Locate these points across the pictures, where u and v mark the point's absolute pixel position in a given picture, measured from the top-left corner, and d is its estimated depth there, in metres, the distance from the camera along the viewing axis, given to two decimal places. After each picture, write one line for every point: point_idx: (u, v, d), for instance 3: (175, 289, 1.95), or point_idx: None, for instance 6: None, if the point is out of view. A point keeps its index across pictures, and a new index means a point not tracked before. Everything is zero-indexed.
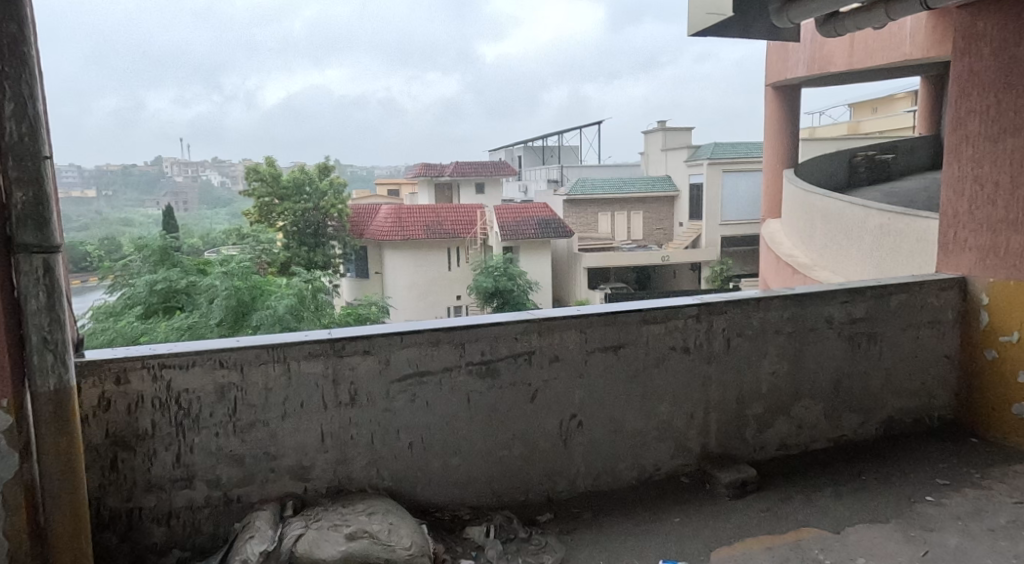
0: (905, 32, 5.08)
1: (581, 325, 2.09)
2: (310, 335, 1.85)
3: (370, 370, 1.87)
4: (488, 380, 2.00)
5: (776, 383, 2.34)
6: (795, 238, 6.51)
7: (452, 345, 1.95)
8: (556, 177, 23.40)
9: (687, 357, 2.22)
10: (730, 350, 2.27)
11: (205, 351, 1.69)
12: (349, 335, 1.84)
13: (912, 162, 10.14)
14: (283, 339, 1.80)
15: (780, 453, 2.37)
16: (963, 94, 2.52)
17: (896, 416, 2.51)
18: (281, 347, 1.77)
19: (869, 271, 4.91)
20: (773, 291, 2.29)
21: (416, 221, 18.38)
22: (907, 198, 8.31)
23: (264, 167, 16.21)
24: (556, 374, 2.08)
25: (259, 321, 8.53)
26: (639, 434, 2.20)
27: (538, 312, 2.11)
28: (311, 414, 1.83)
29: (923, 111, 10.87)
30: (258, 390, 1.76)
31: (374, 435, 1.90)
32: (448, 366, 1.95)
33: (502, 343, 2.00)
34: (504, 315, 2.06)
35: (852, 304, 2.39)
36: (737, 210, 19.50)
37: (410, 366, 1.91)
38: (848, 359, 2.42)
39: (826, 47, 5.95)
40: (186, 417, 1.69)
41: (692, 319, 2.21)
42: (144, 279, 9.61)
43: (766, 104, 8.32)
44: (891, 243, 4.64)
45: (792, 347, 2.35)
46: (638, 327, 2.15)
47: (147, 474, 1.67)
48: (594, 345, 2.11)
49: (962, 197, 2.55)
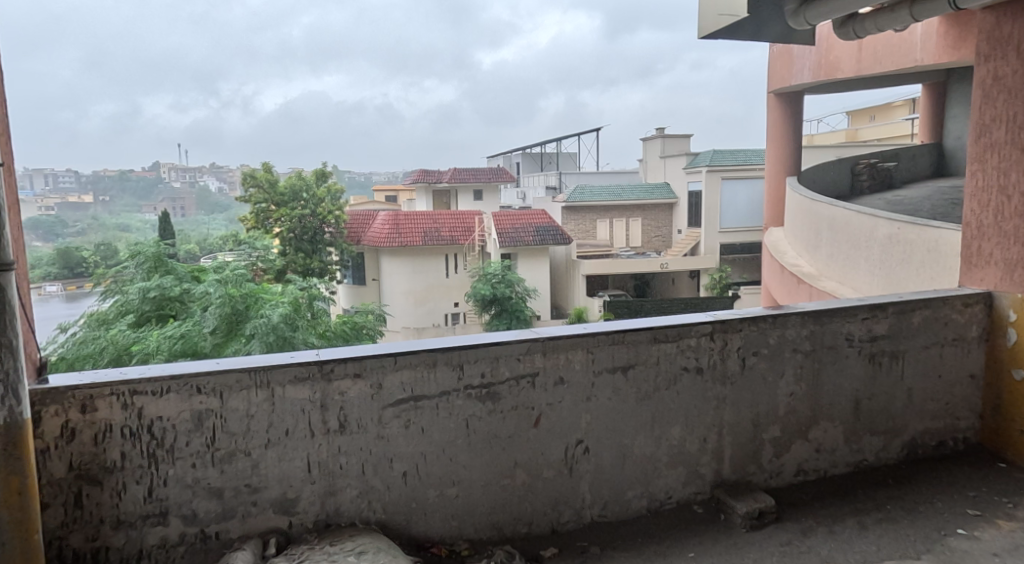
0: (916, 38, 5.02)
1: (588, 344, 1.95)
2: (295, 357, 1.71)
3: (360, 395, 1.73)
4: (488, 404, 1.87)
5: (794, 405, 2.21)
6: (799, 247, 6.39)
7: (449, 367, 1.81)
8: (554, 184, 23.31)
9: (701, 378, 2.09)
10: (746, 370, 2.14)
11: (180, 376, 1.56)
12: (338, 357, 1.71)
13: (916, 170, 10.04)
14: (268, 361, 1.66)
15: (798, 480, 2.24)
16: (988, 100, 2.40)
17: (919, 439, 2.38)
18: (263, 371, 1.64)
19: (878, 282, 4.78)
20: (791, 307, 2.16)
21: (414, 227, 18.25)
22: (910, 206, 8.21)
23: (261, 173, 16.06)
24: (560, 398, 1.94)
25: (253, 330, 8.36)
26: (648, 460, 2.07)
27: (541, 330, 1.98)
28: (298, 442, 1.69)
29: (924, 118, 10.79)
30: (238, 416, 1.62)
31: (365, 464, 1.76)
32: (446, 390, 1.82)
33: (503, 364, 1.87)
34: (505, 334, 1.93)
35: (873, 320, 2.25)
36: (736, 217, 19.43)
37: (404, 390, 1.77)
38: (868, 379, 2.29)
39: (831, 53, 5.86)
40: (159, 447, 1.55)
41: (705, 338, 2.08)
42: (137, 287, 9.48)
43: (769, 110, 8.22)
44: (901, 254, 4.49)
45: (811, 367, 2.21)
46: (648, 346, 2.02)
47: (115, 511, 1.53)
48: (602, 366, 1.98)
49: (987, 207, 2.42)
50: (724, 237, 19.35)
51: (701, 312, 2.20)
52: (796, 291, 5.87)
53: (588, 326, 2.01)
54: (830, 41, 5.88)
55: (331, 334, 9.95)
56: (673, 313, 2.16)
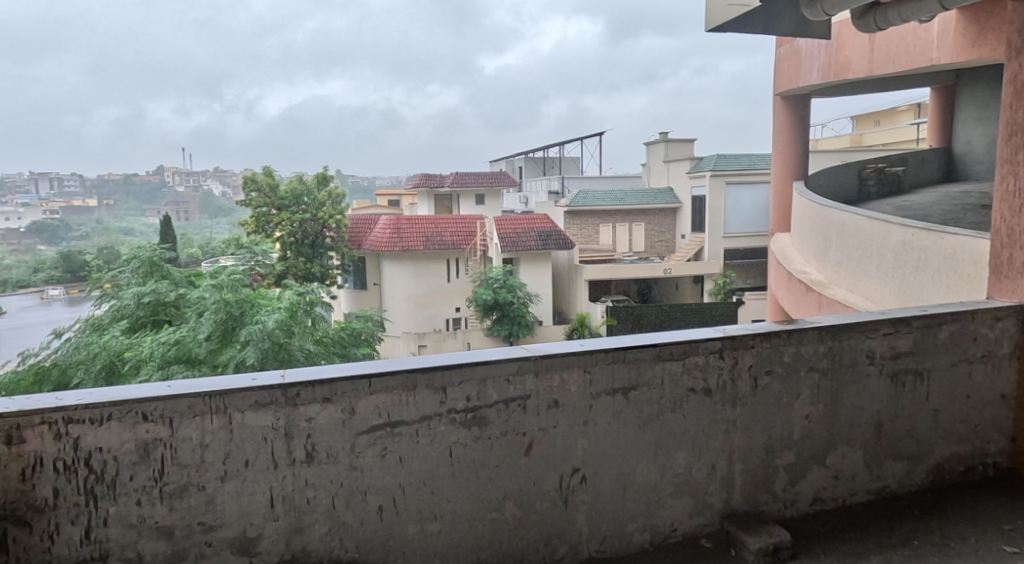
0: (932, 36, 4.86)
1: (585, 364, 1.78)
2: (257, 379, 1.54)
3: (330, 422, 1.56)
4: (474, 431, 1.69)
5: (810, 429, 2.03)
6: (806, 253, 6.20)
7: (431, 390, 1.64)
8: (557, 188, 23.15)
9: (708, 400, 1.91)
10: (758, 390, 1.96)
11: (123, 402, 1.38)
12: (304, 379, 1.53)
13: (924, 174, 9.85)
14: (226, 384, 1.49)
15: (814, 509, 2.05)
16: (1020, 97, 2.23)
17: (946, 464, 2.19)
18: (220, 396, 1.46)
19: (890, 290, 4.59)
20: (808, 321, 1.98)
21: (415, 232, 18.03)
22: (919, 212, 8.04)
23: (262, 176, 15.90)
24: (554, 423, 1.77)
25: (248, 337, 8.12)
26: (652, 489, 1.88)
27: (533, 347, 1.81)
28: (258, 475, 1.51)
29: (933, 122, 10.61)
30: (190, 446, 1.45)
31: (335, 498, 1.58)
32: (427, 415, 1.64)
33: (492, 386, 1.70)
34: (492, 352, 1.75)
35: (898, 336, 2.07)
36: (740, 223, 19.31)
37: (380, 415, 1.60)
38: (891, 400, 2.10)
39: (841, 54, 5.68)
40: (99, 483, 1.38)
41: (714, 355, 1.90)
42: (131, 291, 9.27)
43: (775, 113, 8.03)
44: (915, 261, 4.30)
45: (829, 387, 2.03)
46: (652, 365, 1.84)
47: (47, 555, 1.36)
48: (600, 388, 1.80)
49: (1020, 213, 2.24)
50: (730, 241, 19.29)
51: (709, 326, 2.03)
52: (804, 300, 5.65)
53: (586, 344, 1.84)
54: (840, 41, 5.72)
55: (329, 341, 9.78)
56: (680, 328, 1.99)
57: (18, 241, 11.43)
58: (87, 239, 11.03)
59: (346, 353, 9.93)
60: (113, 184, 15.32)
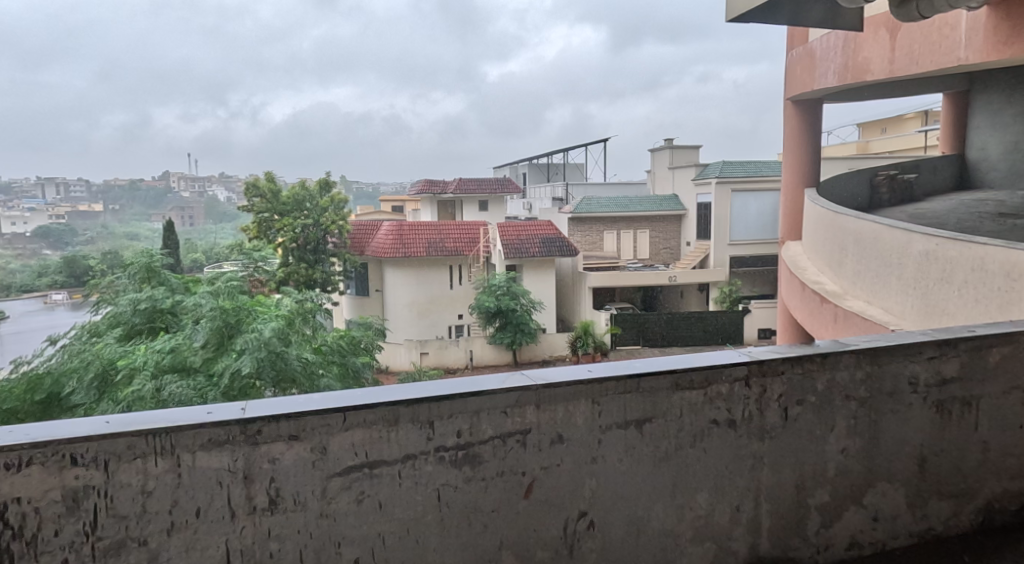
0: (959, 35, 4.62)
1: (594, 394, 1.56)
2: (213, 413, 1.32)
3: (297, 462, 1.34)
4: (465, 471, 1.47)
5: (847, 465, 1.80)
6: (821, 262, 5.97)
7: (415, 425, 1.42)
8: (561, 195, 22.97)
9: (733, 433, 1.70)
10: (788, 423, 1.74)
11: (49, 442, 1.17)
12: (266, 414, 1.31)
13: (937, 182, 9.61)
14: (177, 419, 1.28)
15: (850, 555, 1.83)
16: None
17: (995, 503, 1.97)
18: (165, 434, 1.24)
19: (911, 302, 4.35)
20: (845, 344, 1.76)
21: (418, 238, 17.86)
22: (934, 220, 7.79)
23: (263, 182, 15.71)
24: (558, 461, 1.55)
25: (243, 346, 7.90)
26: (668, 534, 1.66)
27: (534, 374, 1.59)
28: (213, 527, 1.29)
29: (945, 129, 10.39)
30: (129, 494, 1.23)
31: (304, 550, 1.36)
32: (411, 454, 1.43)
33: (486, 419, 1.48)
34: (487, 380, 1.53)
35: (944, 360, 1.84)
36: (746, 231, 19.11)
37: (357, 454, 1.38)
38: (936, 432, 1.87)
39: (861, 54, 5.44)
40: (18, 539, 1.17)
41: (740, 383, 1.68)
42: (128, 298, 9.13)
43: (786, 118, 7.82)
44: (938, 273, 4.07)
45: (867, 419, 1.80)
46: (669, 394, 1.63)
47: None
48: (611, 421, 1.58)
49: None
50: (735, 249, 19.11)
51: (732, 347, 1.81)
52: (817, 311, 5.42)
53: (595, 369, 1.62)
54: (858, 42, 5.50)
55: (328, 349, 9.57)
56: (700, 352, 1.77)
57: (23, 245, 11.26)
58: (91, 244, 10.81)
59: (345, 362, 9.71)
60: (117, 189, 15.11)
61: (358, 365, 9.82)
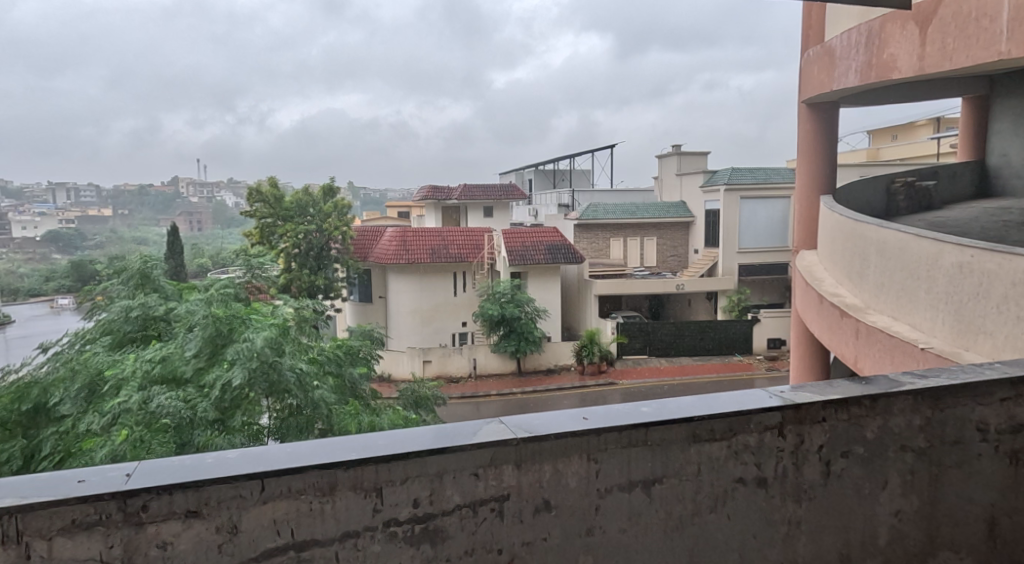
0: (1001, 24, 3.62)
1: (590, 448, 1.34)
2: (99, 478, 1.17)
3: (198, 544, 1.18)
4: (424, 549, 1.28)
5: (901, 532, 1.51)
6: (839, 272, 5.60)
7: (355, 494, 1.23)
8: (567, 201, 22.69)
9: (762, 494, 1.42)
10: (831, 479, 1.46)
11: None
12: (158, 484, 1.15)
13: (956, 189, 9.21)
14: (49, 492, 1.12)
15: None
16: None
17: None
18: (26, 517, 1.10)
19: (943, 320, 3.98)
20: (903, 384, 1.47)
21: (423, 244, 17.47)
22: (956, 228, 7.42)
23: (266, 187, 15.50)
24: (546, 532, 1.33)
25: (235, 356, 7.56)
26: None
27: (509, 425, 1.37)
28: None
29: (963, 134, 9.98)
30: None
31: None
32: (355, 529, 1.24)
33: (452, 483, 1.28)
34: (447, 433, 1.33)
35: (1019, 403, 1.55)
36: (755, 238, 18.79)
37: (276, 534, 1.21)
38: (1008, 489, 1.57)
39: (885, 51, 4.42)
40: None
41: (772, 432, 1.42)
42: (121, 305, 8.89)
43: (800, 121, 7.47)
44: (975, 287, 3.70)
45: (928, 474, 1.51)
46: (684, 448, 1.38)
47: None
48: (616, 482, 1.36)
49: None
50: (744, 257, 18.76)
51: (761, 386, 1.54)
52: (836, 326, 5.06)
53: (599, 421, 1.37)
54: (881, 35, 4.49)
55: (324, 359, 9.27)
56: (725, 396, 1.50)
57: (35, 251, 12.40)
58: (99, 248, 10.72)
59: (341, 373, 9.41)
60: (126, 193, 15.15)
61: (354, 376, 9.55)
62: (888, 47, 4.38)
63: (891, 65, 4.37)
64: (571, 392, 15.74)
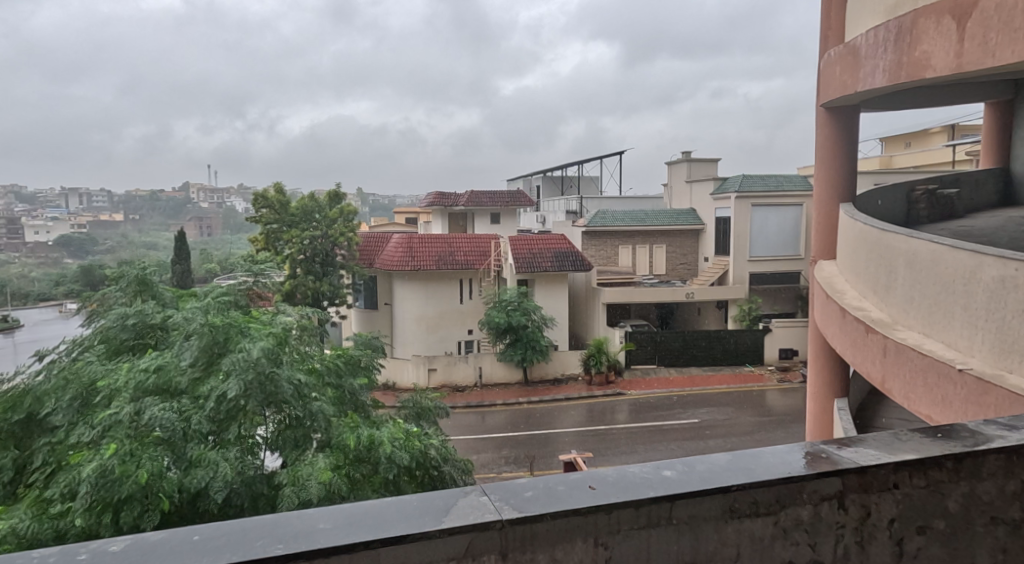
0: None
1: (590, 532, 1.74)
2: None
3: None
4: None
5: None
6: (862, 286, 5.29)
7: None
8: (575, 208, 22.41)
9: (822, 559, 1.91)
10: (902, 542, 1.96)
11: None
12: None
13: (979, 197, 8.86)
14: None
15: None
16: None
17: None
18: None
19: (981, 338, 3.68)
20: (981, 449, 1.96)
21: (428, 251, 17.19)
22: (982, 237, 7.12)
23: (272, 193, 15.39)
24: None
25: (230, 367, 7.36)
26: None
27: (452, 506, 1.72)
28: None
29: (987, 140, 9.60)
30: None
31: None
32: None
33: None
34: (400, 515, 1.68)
35: None
36: (766, 246, 18.44)
37: None
38: None
39: (921, 45, 4.04)
40: None
41: (836, 500, 1.88)
42: (117, 313, 8.74)
43: (819, 127, 7.15)
44: (1019, 303, 3.39)
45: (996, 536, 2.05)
46: (713, 524, 1.81)
47: None
48: (649, 555, 1.79)
49: None
50: (755, 265, 18.44)
51: (824, 449, 1.98)
52: (860, 343, 4.77)
53: (564, 499, 1.74)
54: (916, 30, 4.10)
55: (324, 370, 9.04)
56: (761, 472, 1.84)
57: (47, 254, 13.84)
58: (107, 254, 10.73)
59: (340, 385, 9.14)
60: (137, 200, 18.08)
61: (355, 387, 9.30)
62: (921, 43, 4.05)
63: (923, 64, 4.05)
64: (578, 402, 15.45)
